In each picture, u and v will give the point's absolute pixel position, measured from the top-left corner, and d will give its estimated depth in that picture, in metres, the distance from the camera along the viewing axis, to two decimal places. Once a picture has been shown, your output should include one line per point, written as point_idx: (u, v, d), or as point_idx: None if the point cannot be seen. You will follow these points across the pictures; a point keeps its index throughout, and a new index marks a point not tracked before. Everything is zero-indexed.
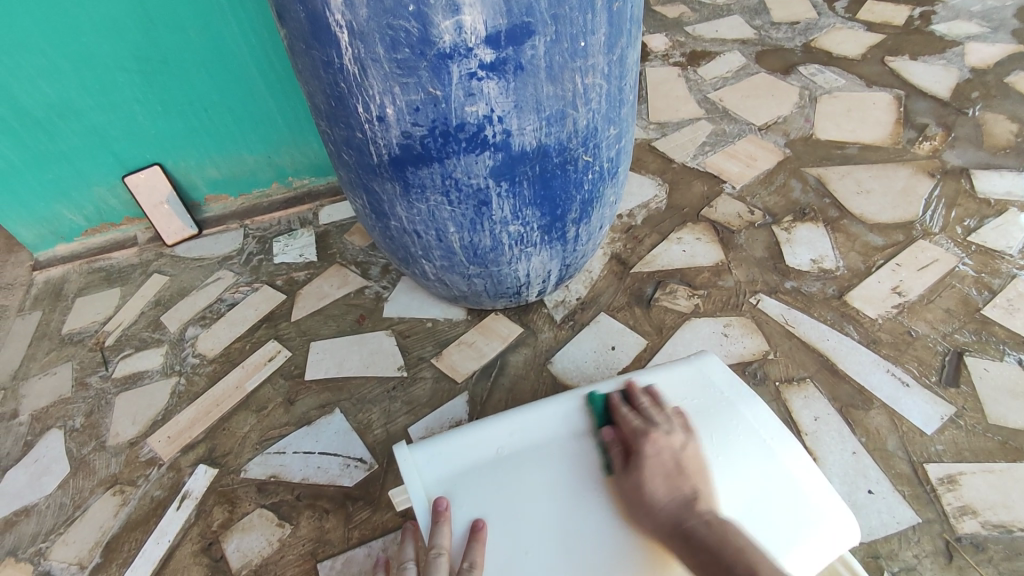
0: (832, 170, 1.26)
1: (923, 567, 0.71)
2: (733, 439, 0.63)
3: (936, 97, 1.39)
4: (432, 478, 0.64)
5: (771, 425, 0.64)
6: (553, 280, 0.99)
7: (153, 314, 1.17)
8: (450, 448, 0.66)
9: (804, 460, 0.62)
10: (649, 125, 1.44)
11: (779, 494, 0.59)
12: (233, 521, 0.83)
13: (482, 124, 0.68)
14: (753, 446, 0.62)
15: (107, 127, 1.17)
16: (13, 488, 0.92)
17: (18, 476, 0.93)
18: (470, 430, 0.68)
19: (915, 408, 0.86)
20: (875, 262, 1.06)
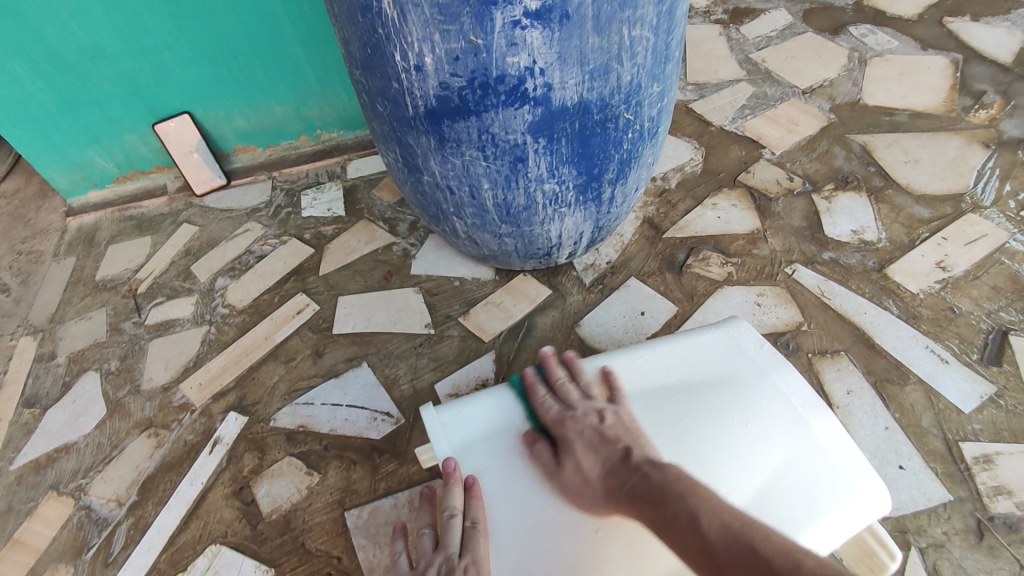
0: (879, 138, 1.20)
1: (952, 544, 0.70)
2: (765, 410, 0.62)
3: (996, 63, 1.31)
4: (456, 440, 0.65)
5: (804, 395, 0.63)
6: (585, 242, 0.97)
7: (184, 263, 1.18)
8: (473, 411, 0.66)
9: (836, 432, 0.61)
10: (686, 86, 1.38)
11: (808, 470, 0.59)
12: (264, 468, 0.85)
13: (523, 77, 0.65)
14: (785, 417, 0.61)
15: (137, 73, 1.16)
16: (53, 427, 0.95)
17: (57, 414, 0.97)
18: (495, 395, 0.68)
19: (953, 386, 0.83)
20: (920, 235, 1.02)
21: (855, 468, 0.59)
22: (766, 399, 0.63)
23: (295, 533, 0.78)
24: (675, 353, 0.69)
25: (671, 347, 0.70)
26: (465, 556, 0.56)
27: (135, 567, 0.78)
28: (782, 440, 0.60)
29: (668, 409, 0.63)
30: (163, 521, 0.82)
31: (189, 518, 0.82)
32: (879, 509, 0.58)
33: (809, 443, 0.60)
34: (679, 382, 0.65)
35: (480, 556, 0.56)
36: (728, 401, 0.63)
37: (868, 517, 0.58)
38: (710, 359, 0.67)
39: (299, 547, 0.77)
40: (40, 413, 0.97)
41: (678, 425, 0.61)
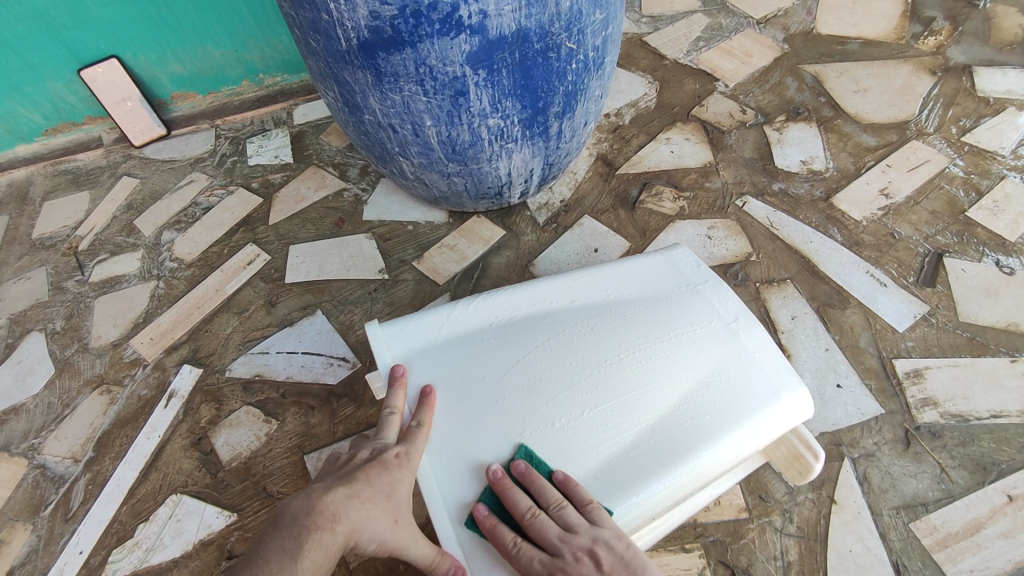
0: (830, 67, 1.20)
1: (881, 453, 0.75)
2: (695, 323, 0.65)
3: None
4: (401, 350, 0.66)
5: (737, 310, 0.66)
6: (536, 180, 0.96)
7: (126, 218, 1.13)
8: (418, 325, 0.67)
9: (765, 342, 0.64)
10: (641, 18, 1.35)
11: (736, 377, 0.61)
12: (221, 418, 0.85)
13: (457, 4, 0.63)
14: (714, 329, 0.64)
15: (53, 13, 1.07)
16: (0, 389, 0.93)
17: (3, 377, 0.94)
18: (441, 308, 0.69)
19: (890, 307, 0.87)
20: (865, 163, 1.04)
21: (781, 374, 0.62)
22: (698, 315, 0.66)
23: (256, 478, 0.79)
24: (617, 274, 0.71)
25: (613, 268, 0.72)
26: (400, 444, 0.59)
27: (95, 519, 0.78)
28: (714, 352, 0.63)
29: (604, 322, 0.65)
30: (122, 474, 0.82)
31: (147, 469, 0.82)
32: (803, 412, 0.61)
33: (737, 351, 0.63)
34: (619, 299, 0.68)
35: (414, 446, 0.58)
36: (664, 316, 0.66)
37: (792, 419, 0.61)
38: (649, 280, 0.70)
39: (261, 491, 0.78)
40: None
41: (614, 337, 0.64)
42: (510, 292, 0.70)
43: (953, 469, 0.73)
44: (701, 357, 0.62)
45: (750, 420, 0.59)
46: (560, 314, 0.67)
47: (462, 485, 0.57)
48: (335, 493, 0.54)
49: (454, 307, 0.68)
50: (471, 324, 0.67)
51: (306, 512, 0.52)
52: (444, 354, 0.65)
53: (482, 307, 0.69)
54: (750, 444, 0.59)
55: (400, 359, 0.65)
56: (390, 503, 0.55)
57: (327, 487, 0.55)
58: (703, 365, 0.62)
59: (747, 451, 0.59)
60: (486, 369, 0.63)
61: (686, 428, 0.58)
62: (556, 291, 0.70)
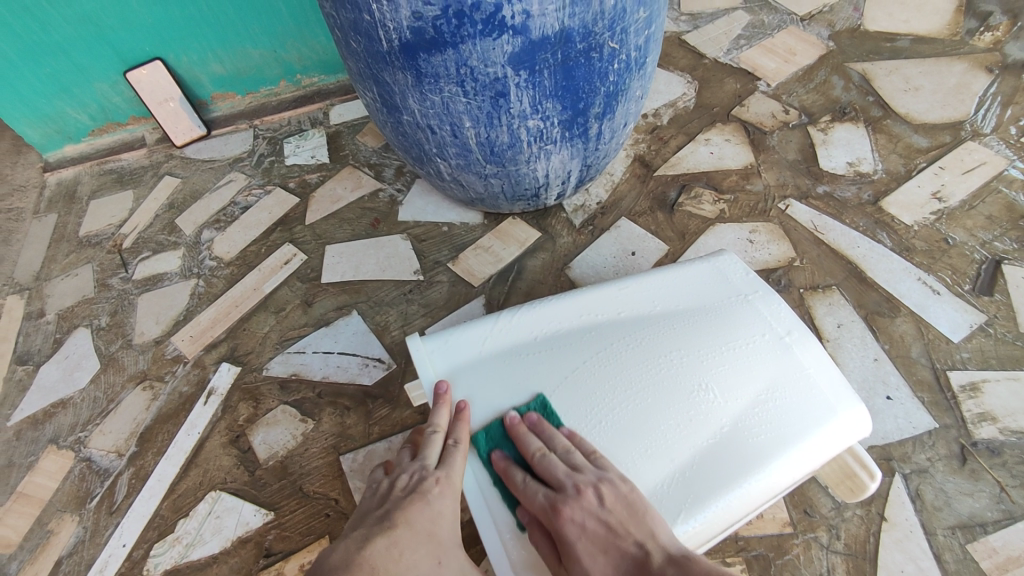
0: (878, 65, 1.16)
1: (935, 469, 0.72)
2: (747, 336, 0.63)
3: None
4: (444, 364, 0.65)
5: (790, 323, 0.64)
6: (573, 182, 0.95)
7: (168, 217, 1.16)
8: (460, 340, 0.67)
9: (820, 357, 0.62)
10: (680, 16, 1.32)
11: (791, 394, 0.60)
12: (259, 417, 0.86)
13: (500, 4, 0.62)
14: (767, 343, 0.62)
15: (100, 16, 1.10)
16: (48, 383, 0.96)
17: (52, 371, 0.97)
18: (482, 322, 0.68)
19: (944, 316, 0.83)
20: (917, 166, 1.00)
21: (838, 392, 0.60)
22: (749, 328, 0.64)
23: (293, 478, 0.80)
24: (663, 283, 0.70)
25: (659, 277, 0.70)
26: (441, 468, 0.58)
27: (138, 514, 0.80)
28: (767, 368, 0.61)
29: (652, 335, 0.64)
30: (163, 469, 0.83)
31: (188, 466, 0.83)
32: (861, 431, 0.59)
33: (791, 367, 0.61)
34: (666, 310, 0.67)
35: (453, 470, 0.58)
36: (713, 329, 0.64)
37: (849, 439, 0.59)
38: (696, 289, 0.69)
39: (298, 491, 0.79)
40: (35, 370, 0.97)
41: (662, 351, 0.63)
42: (554, 303, 0.69)
43: (1013, 489, 0.70)
44: (754, 372, 0.61)
45: (807, 440, 0.57)
46: (604, 328, 0.66)
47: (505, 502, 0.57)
48: (376, 545, 0.51)
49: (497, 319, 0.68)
50: (513, 337, 0.66)
51: (345, 563, 0.49)
52: (487, 370, 0.64)
53: (525, 319, 0.68)
54: (807, 464, 0.58)
55: (443, 374, 0.65)
56: (433, 543, 0.53)
57: (365, 537, 0.52)
58: (757, 382, 0.60)
59: (802, 474, 0.58)
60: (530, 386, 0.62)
61: (740, 447, 0.57)
62: (601, 301, 0.68)
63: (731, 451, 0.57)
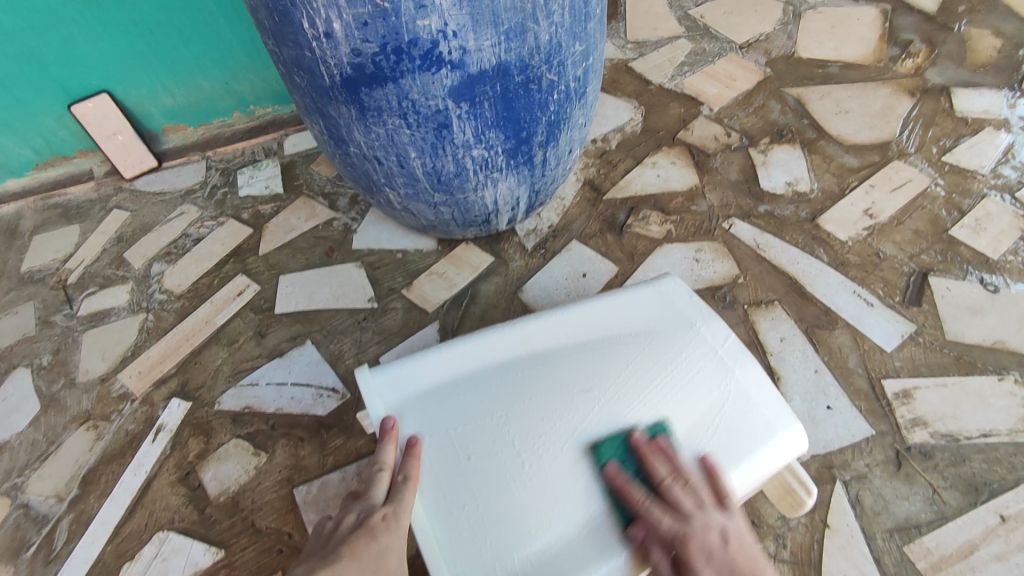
0: (811, 90, 1.22)
1: (873, 475, 0.74)
2: (691, 360, 0.65)
3: (923, 11, 1.34)
4: (393, 399, 0.66)
5: (731, 344, 0.66)
6: (523, 207, 0.97)
7: (116, 251, 1.14)
8: (411, 371, 0.67)
9: (761, 377, 0.64)
10: (626, 45, 1.37)
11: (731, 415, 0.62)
12: (210, 452, 0.84)
13: (436, 40, 0.64)
14: (710, 366, 0.65)
15: (43, 50, 1.09)
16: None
17: None
18: (433, 352, 0.68)
19: (877, 327, 0.87)
20: (849, 184, 1.05)
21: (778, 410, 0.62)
22: (692, 351, 0.66)
23: (245, 513, 0.78)
24: (611, 307, 0.72)
25: (607, 301, 0.72)
26: (387, 504, 0.58)
27: (80, 560, 0.77)
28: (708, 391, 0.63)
29: (599, 360, 0.66)
30: (107, 512, 0.81)
31: (134, 507, 0.81)
32: (801, 448, 0.62)
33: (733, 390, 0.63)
34: (613, 335, 0.69)
35: (401, 505, 0.58)
36: (657, 353, 0.66)
37: (790, 456, 0.61)
38: (643, 313, 0.71)
39: (249, 527, 0.77)
40: None
41: (608, 376, 0.65)
42: (506, 329, 0.70)
43: (945, 490, 0.73)
44: (697, 394, 0.63)
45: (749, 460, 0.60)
46: (552, 355, 0.67)
47: (452, 533, 0.57)
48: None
49: (448, 348, 0.68)
50: (462, 367, 0.67)
51: None
52: (436, 402, 0.65)
53: (476, 348, 0.69)
54: (747, 483, 0.60)
55: (392, 408, 0.65)
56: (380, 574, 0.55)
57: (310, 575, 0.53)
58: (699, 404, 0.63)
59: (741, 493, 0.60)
60: (477, 414, 0.63)
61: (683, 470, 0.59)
62: (551, 327, 0.70)
63: None
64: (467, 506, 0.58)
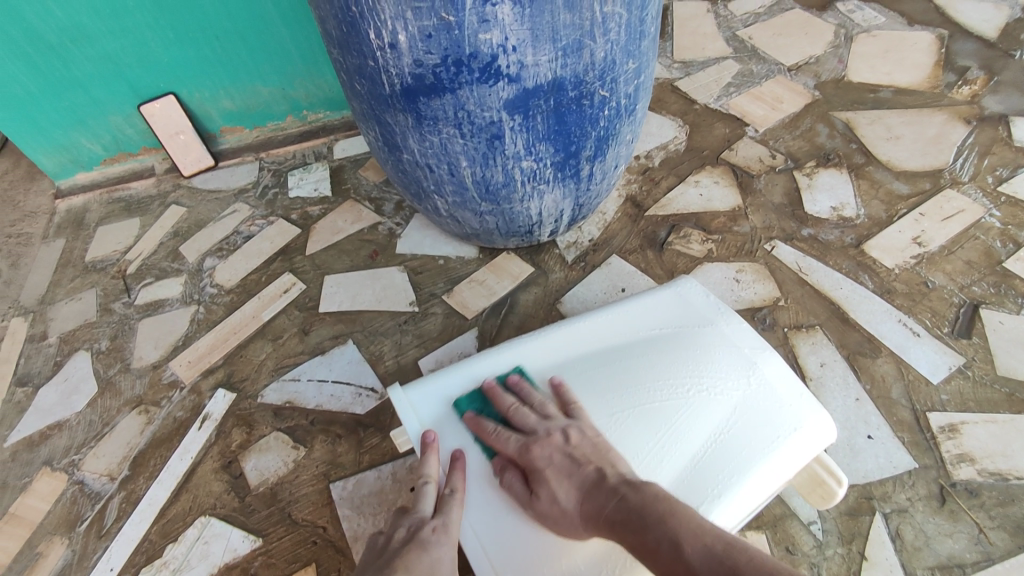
0: (862, 114, 1.21)
1: (915, 509, 0.73)
2: (715, 357, 0.68)
3: (981, 38, 1.31)
4: (430, 414, 0.67)
5: (752, 341, 0.70)
6: (566, 220, 0.98)
7: (172, 244, 1.19)
8: (445, 387, 0.69)
9: (784, 370, 0.67)
10: (672, 64, 1.38)
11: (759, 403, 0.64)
12: (251, 443, 0.87)
13: (496, 54, 0.66)
14: (736, 361, 0.67)
15: (119, 54, 1.15)
16: (46, 404, 0.97)
17: (50, 393, 0.98)
18: (463, 368, 0.71)
19: (924, 358, 0.85)
20: (898, 211, 1.04)
21: (800, 401, 0.64)
22: (717, 348, 0.69)
23: (282, 504, 0.81)
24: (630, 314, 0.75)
25: (625, 308, 0.76)
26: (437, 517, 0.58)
27: (127, 538, 0.81)
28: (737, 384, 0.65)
29: (626, 363, 0.68)
30: (154, 493, 0.84)
31: (179, 490, 0.84)
32: (826, 436, 0.63)
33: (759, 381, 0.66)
34: (636, 340, 0.72)
35: (451, 519, 0.58)
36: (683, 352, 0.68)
37: (818, 445, 0.63)
38: (661, 318, 0.74)
39: (286, 518, 0.80)
40: (33, 392, 0.99)
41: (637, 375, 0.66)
42: (532, 342, 0.73)
43: (992, 531, 0.71)
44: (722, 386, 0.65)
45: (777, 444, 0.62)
46: (581, 364, 0.70)
47: (499, 532, 0.59)
48: None
49: (478, 364, 0.71)
50: (490, 378, 0.70)
51: None
52: (473, 413, 0.67)
53: (505, 361, 0.71)
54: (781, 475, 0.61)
55: (428, 423, 0.67)
56: None
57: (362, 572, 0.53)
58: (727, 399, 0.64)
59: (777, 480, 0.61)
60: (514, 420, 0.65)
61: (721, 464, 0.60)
62: (573, 336, 0.73)
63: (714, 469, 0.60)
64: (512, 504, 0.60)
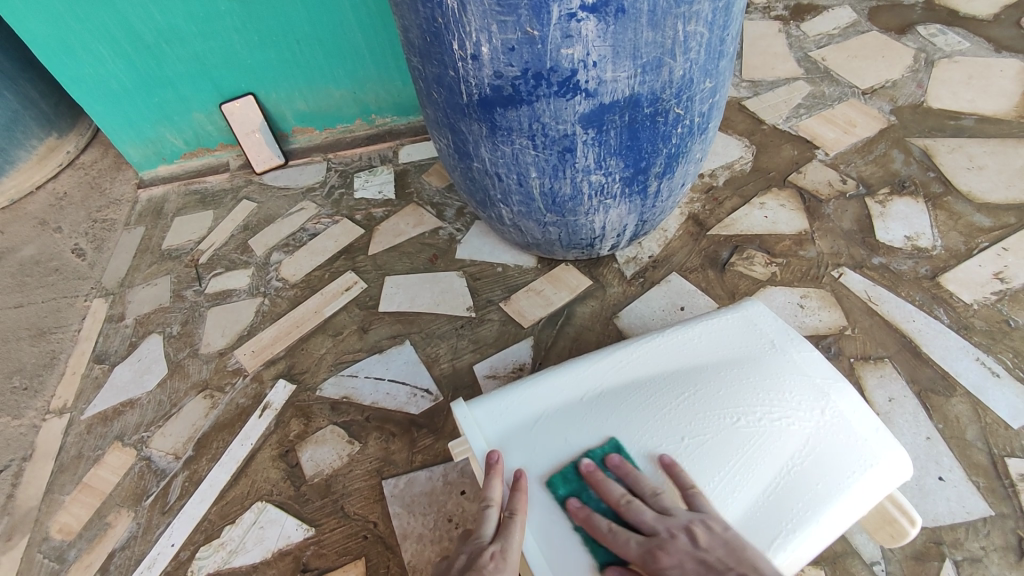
0: (941, 142, 1.16)
1: (989, 559, 0.69)
2: (785, 386, 0.66)
3: None
4: (493, 431, 0.67)
5: (823, 370, 0.68)
6: (628, 235, 0.98)
7: (242, 237, 1.24)
8: (508, 405, 0.69)
9: (857, 403, 0.66)
10: (740, 83, 1.37)
11: (833, 437, 0.63)
12: (309, 434, 0.90)
13: (576, 69, 0.67)
14: (807, 390, 0.66)
15: (207, 55, 1.22)
16: (120, 382, 1.02)
17: (124, 371, 1.04)
18: (525, 387, 0.71)
19: (1002, 400, 0.81)
20: (978, 244, 0.99)
21: (877, 436, 0.63)
22: (787, 375, 0.68)
23: (335, 497, 0.83)
24: (694, 337, 0.74)
25: (692, 330, 0.75)
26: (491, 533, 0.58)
27: (188, 516, 0.84)
28: (810, 414, 0.64)
29: (694, 387, 0.67)
30: (215, 476, 0.87)
31: (238, 474, 0.87)
32: (902, 474, 0.62)
33: (831, 413, 0.64)
34: (703, 363, 0.70)
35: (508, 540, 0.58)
36: (752, 380, 0.67)
37: (892, 483, 0.61)
38: (729, 342, 0.73)
39: (339, 510, 0.81)
40: (109, 369, 1.05)
41: (706, 402, 0.66)
42: (595, 362, 0.73)
43: None
44: (793, 417, 0.64)
45: (851, 481, 0.60)
46: (646, 386, 0.69)
47: (562, 546, 0.59)
48: None
49: (541, 383, 0.71)
50: (552, 398, 0.69)
51: None
52: (536, 434, 0.66)
53: (568, 380, 0.71)
54: (853, 511, 0.60)
55: (492, 439, 0.66)
56: None
57: None
58: (800, 430, 0.63)
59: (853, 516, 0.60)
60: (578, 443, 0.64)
61: (794, 497, 0.59)
62: (635, 359, 0.72)
63: (786, 502, 0.59)
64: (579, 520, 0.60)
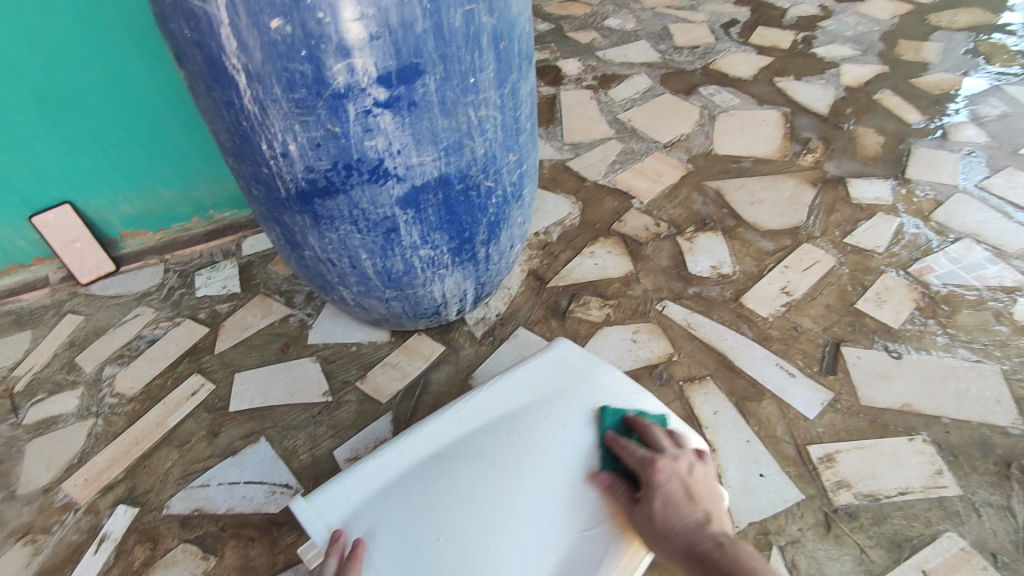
0: (728, 182, 1.37)
1: (806, 538, 0.84)
2: (593, 410, 0.82)
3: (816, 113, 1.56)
4: (335, 517, 0.75)
5: (621, 387, 0.86)
6: (470, 299, 1.05)
7: (68, 355, 1.14)
8: (350, 486, 0.77)
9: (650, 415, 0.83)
10: (563, 145, 1.52)
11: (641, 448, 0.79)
12: (156, 558, 0.83)
13: (381, 157, 0.75)
14: (611, 410, 0.82)
15: (13, 168, 1.19)
16: None
17: None
18: (365, 462, 0.80)
19: (800, 396, 0.99)
20: (767, 266, 1.18)
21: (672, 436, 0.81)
22: (594, 400, 0.83)
23: None
24: (516, 383, 0.87)
25: (511, 377, 0.88)
26: None
27: None
28: (616, 430, 0.80)
29: (518, 431, 0.80)
30: None
31: None
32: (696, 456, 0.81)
33: (634, 423, 0.80)
34: (524, 405, 0.84)
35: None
36: (566, 412, 0.82)
37: None
38: (544, 382, 0.87)
39: None
40: None
41: (528, 441, 0.79)
42: (428, 425, 0.84)
43: (872, 549, 0.83)
44: (597, 441, 0.79)
45: None
46: (477, 436, 0.81)
47: None
48: None
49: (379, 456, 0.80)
50: (390, 470, 0.79)
51: None
52: (381, 507, 0.75)
53: (403, 449, 0.81)
54: None
55: (334, 524, 0.75)
56: None
57: None
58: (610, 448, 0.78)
59: None
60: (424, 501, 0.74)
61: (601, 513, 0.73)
62: (466, 413, 0.84)
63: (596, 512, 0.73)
64: (567, 479, 0.76)
